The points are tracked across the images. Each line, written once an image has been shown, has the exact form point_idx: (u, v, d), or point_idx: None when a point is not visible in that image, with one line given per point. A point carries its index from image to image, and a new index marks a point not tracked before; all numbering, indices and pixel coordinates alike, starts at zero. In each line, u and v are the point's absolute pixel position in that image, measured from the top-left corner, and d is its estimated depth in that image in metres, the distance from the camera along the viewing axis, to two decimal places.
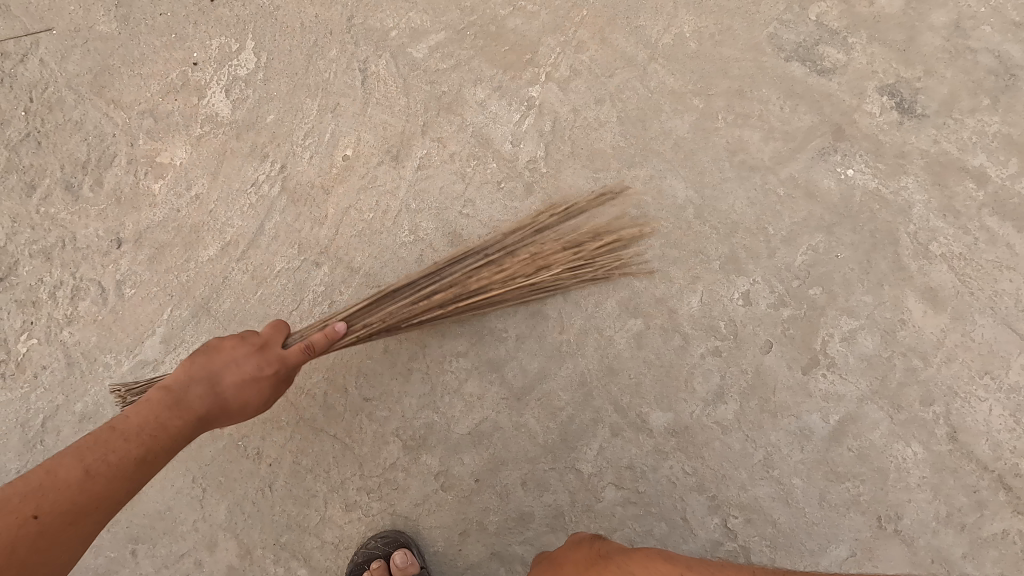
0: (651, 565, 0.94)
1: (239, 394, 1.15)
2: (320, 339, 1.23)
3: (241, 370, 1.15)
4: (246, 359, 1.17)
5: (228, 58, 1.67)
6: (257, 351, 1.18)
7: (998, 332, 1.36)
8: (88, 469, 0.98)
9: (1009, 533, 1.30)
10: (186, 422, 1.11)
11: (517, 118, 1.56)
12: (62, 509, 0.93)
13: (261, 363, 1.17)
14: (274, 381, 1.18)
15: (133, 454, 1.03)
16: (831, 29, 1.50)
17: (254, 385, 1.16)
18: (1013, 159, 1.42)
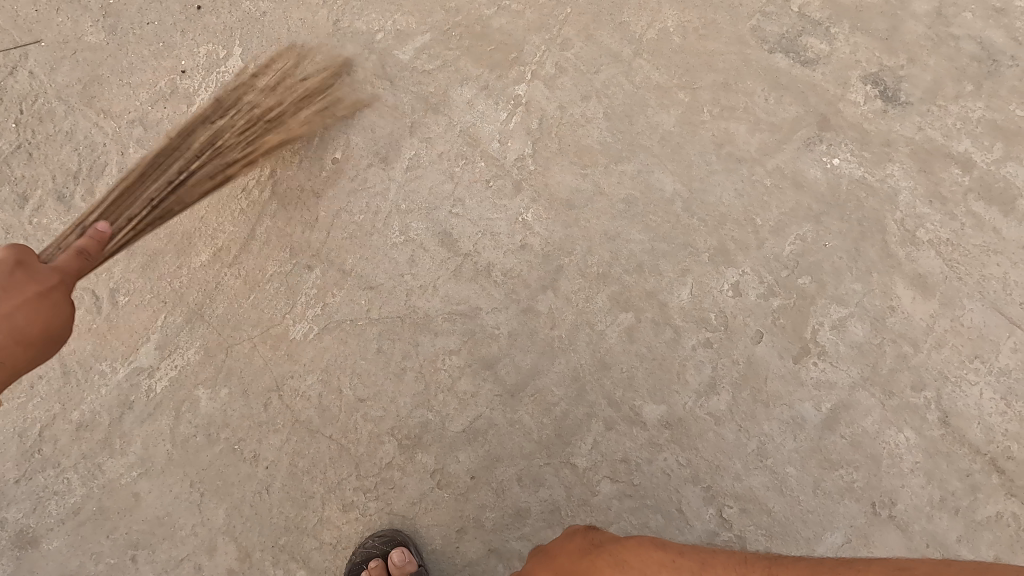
0: (644, 552, 0.93)
1: (33, 318, 0.97)
2: (91, 244, 1.19)
3: (23, 293, 0.97)
4: (23, 281, 0.99)
5: (216, 65, 1.68)
6: (23, 270, 1.00)
7: (987, 317, 1.37)
8: None
9: (1003, 515, 1.30)
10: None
11: (504, 117, 1.57)
12: None
13: (38, 279, 1.01)
14: (63, 301, 1.03)
15: None
16: (814, 19, 1.51)
17: (49, 309, 0.99)
18: (997, 144, 1.43)
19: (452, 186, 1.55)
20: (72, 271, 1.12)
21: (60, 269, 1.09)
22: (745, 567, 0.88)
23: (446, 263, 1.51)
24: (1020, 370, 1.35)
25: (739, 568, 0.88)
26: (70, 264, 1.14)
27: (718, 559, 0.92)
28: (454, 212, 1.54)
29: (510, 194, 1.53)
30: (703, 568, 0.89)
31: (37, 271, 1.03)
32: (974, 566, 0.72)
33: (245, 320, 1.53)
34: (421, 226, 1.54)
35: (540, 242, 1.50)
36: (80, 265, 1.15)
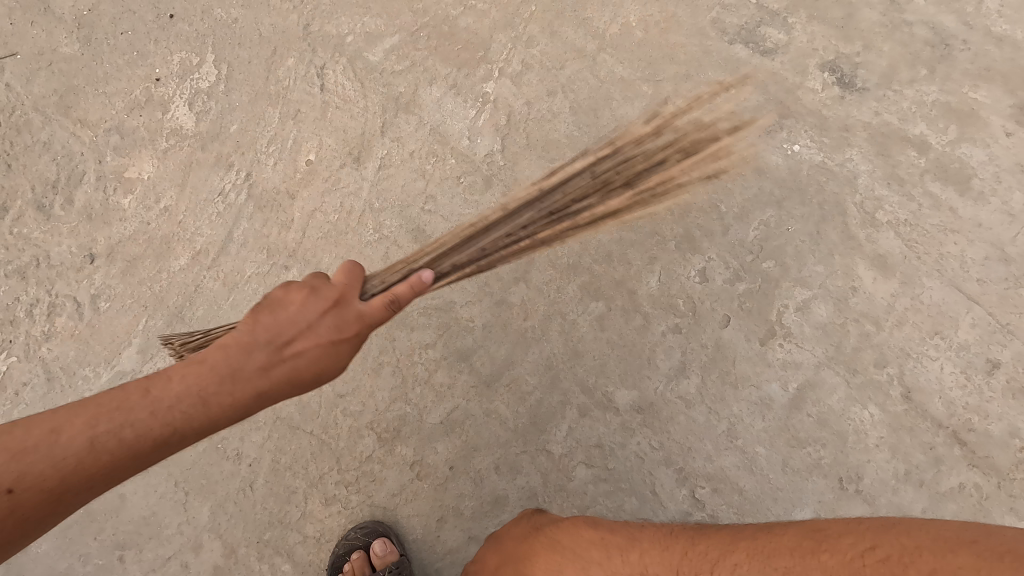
0: (578, 532, 1.00)
1: (314, 364, 0.89)
2: (406, 292, 0.98)
3: (315, 336, 0.89)
4: (325, 325, 0.90)
5: (190, 72, 1.71)
6: (336, 312, 0.92)
7: (946, 294, 1.41)
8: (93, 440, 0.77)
9: (966, 486, 1.34)
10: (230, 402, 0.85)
11: (473, 114, 1.60)
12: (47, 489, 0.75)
13: (340, 328, 0.91)
14: (349, 350, 0.93)
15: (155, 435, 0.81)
16: (772, 10, 1.55)
17: (335, 353, 0.91)
18: (951, 126, 1.47)
19: (423, 184, 1.59)
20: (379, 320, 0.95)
21: (378, 307, 0.95)
22: (670, 538, 0.94)
23: None
24: (978, 345, 1.38)
25: (665, 540, 0.94)
26: (403, 295, 0.98)
27: (646, 532, 0.98)
28: (426, 209, 1.57)
29: (481, 189, 1.57)
30: (630, 542, 0.95)
31: (346, 314, 0.93)
32: (876, 524, 0.79)
33: (225, 319, 1.58)
34: (394, 223, 1.58)
35: None
36: (386, 317, 0.96)
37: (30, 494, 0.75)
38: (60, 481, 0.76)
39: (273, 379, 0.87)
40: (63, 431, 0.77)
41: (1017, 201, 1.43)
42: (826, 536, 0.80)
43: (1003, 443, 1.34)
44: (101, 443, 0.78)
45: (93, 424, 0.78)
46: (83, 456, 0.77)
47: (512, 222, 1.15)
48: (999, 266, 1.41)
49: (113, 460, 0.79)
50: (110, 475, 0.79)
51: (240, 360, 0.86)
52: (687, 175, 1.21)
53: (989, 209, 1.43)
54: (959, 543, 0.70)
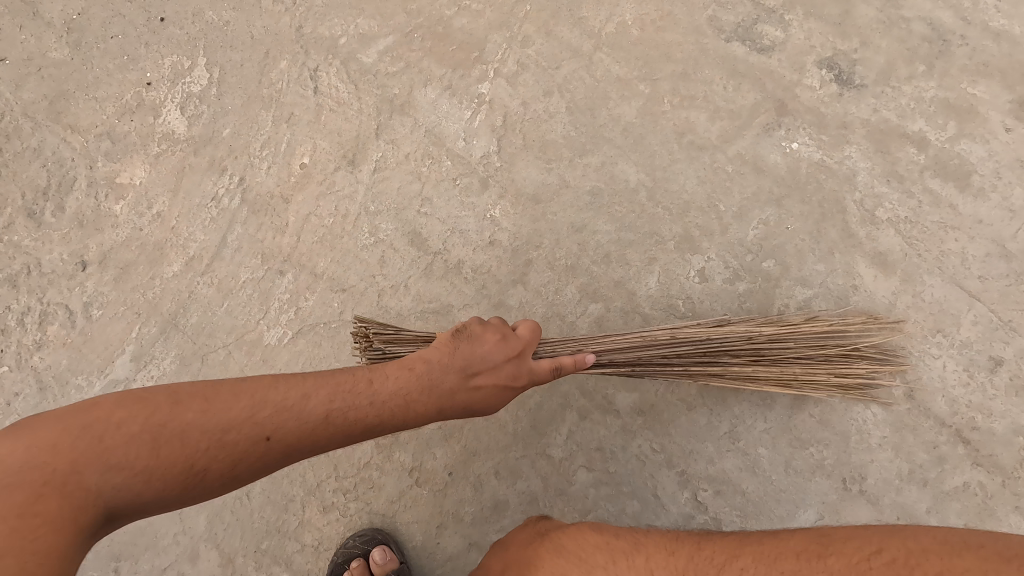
0: (580, 535, 0.97)
1: (487, 397, 0.99)
2: (570, 363, 1.12)
3: (497, 374, 1.00)
4: (503, 365, 1.01)
5: (181, 75, 1.69)
6: (513, 360, 1.02)
7: (947, 291, 1.40)
8: (328, 414, 0.87)
9: (970, 485, 1.33)
10: (402, 420, 0.94)
11: (468, 115, 1.59)
12: (291, 443, 0.84)
13: (516, 372, 1.02)
14: (512, 392, 1.04)
15: (365, 421, 0.90)
16: (769, 7, 1.54)
17: (503, 393, 1.01)
18: (950, 122, 1.46)
19: (419, 186, 1.57)
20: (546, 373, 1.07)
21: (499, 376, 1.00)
22: (675, 543, 0.91)
23: (416, 262, 1.53)
24: (980, 342, 1.37)
25: (670, 545, 0.91)
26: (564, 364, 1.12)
27: (651, 536, 0.95)
28: (422, 211, 1.56)
29: (477, 191, 1.55)
30: (634, 546, 0.91)
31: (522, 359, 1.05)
32: (884, 530, 0.79)
33: (220, 326, 1.57)
34: (390, 226, 1.56)
35: (508, 238, 1.52)
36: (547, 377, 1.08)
37: (222, 456, 0.80)
38: (252, 453, 0.82)
39: (456, 401, 0.97)
40: (262, 408, 0.83)
41: (1017, 197, 1.42)
42: (831, 539, 0.80)
43: (1007, 441, 1.33)
44: (293, 427, 0.84)
45: (292, 404, 0.85)
46: (274, 435, 0.83)
47: (673, 348, 1.28)
48: (1000, 262, 1.40)
49: (296, 446, 0.85)
50: (281, 458, 0.85)
51: (436, 381, 0.95)
52: (885, 372, 1.36)
53: (989, 205, 1.42)
54: (967, 546, 0.70)
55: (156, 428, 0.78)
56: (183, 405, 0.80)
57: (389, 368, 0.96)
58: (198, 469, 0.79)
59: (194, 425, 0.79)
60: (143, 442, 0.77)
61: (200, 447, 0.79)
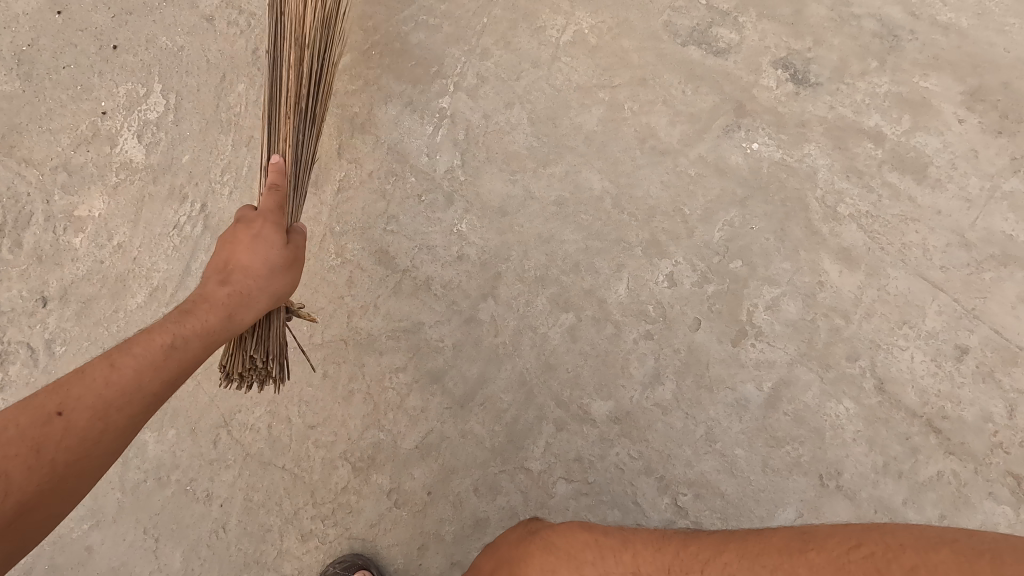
0: (571, 532, 0.95)
1: (254, 257, 1.07)
2: (278, 172, 1.15)
3: (244, 241, 1.08)
4: (241, 232, 1.10)
5: (137, 103, 1.67)
6: (242, 224, 1.11)
7: (912, 283, 1.41)
8: (113, 362, 0.88)
9: (943, 474, 1.34)
10: (198, 320, 0.97)
11: (430, 130, 1.58)
12: (91, 405, 0.83)
13: (251, 224, 1.11)
14: (278, 233, 1.11)
15: (160, 342, 0.92)
16: (722, 10, 1.55)
17: (265, 242, 1.09)
18: (905, 116, 1.48)
19: (384, 204, 1.55)
20: (276, 204, 1.13)
21: (264, 218, 1.11)
22: (663, 540, 0.92)
23: (385, 281, 1.51)
24: (946, 331, 1.39)
25: (659, 542, 0.91)
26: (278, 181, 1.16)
27: (640, 535, 0.95)
28: (389, 229, 1.54)
29: (443, 206, 1.54)
30: (623, 543, 0.91)
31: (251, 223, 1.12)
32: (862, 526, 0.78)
33: None
34: (357, 246, 1.54)
35: (476, 252, 1.51)
36: (280, 196, 1.14)
37: (14, 453, 0.77)
38: (50, 431, 0.80)
39: (233, 280, 1.04)
40: (32, 400, 0.83)
41: (973, 187, 1.44)
42: (815, 535, 0.78)
43: (977, 428, 1.35)
44: (78, 391, 0.84)
45: (70, 381, 0.85)
46: (61, 407, 0.82)
47: (282, 62, 1.26)
48: (961, 252, 1.42)
49: (95, 400, 0.84)
50: (93, 418, 0.83)
51: (200, 293, 1.03)
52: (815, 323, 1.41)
53: (947, 195, 1.44)
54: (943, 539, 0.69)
55: None
56: None
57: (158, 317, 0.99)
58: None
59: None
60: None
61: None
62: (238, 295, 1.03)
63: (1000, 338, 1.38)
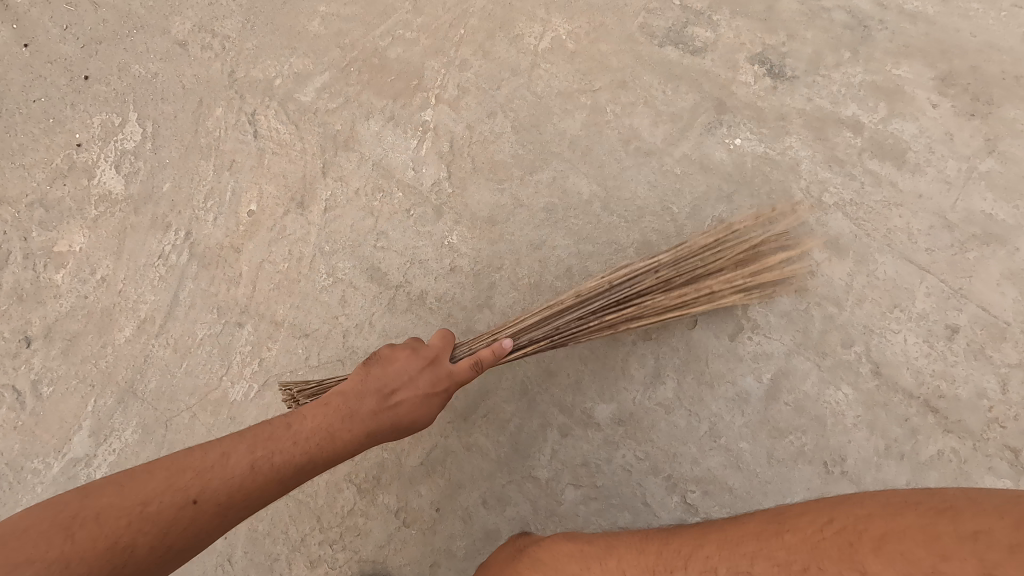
0: (556, 547, 0.99)
1: (410, 411, 1.13)
2: (487, 353, 1.22)
3: (413, 387, 1.13)
4: (417, 374, 1.14)
5: (113, 133, 1.64)
6: (423, 364, 1.16)
7: (899, 267, 1.44)
8: (254, 466, 0.99)
9: (944, 453, 1.36)
10: (333, 450, 1.07)
11: (415, 144, 1.58)
12: (219, 501, 0.96)
13: (431, 379, 1.15)
14: (440, 396, 1.16)
15: (295, 459, 1.03)
16: (696, 9, 1.58)
17: (429, 401, 1.15)
18: (881, 104, 1.51)
19: (373, 221, 1.54)
20: (466, 375, 1.19)
21: (439, 381, 1.16)
22: (644, 542, 0.93)
23: (379, 298, 1.50)
24: (936, 312, 1.41)
25: (642, 544, 0.93)
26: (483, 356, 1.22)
27: (625, 539, 0.97)
28: (378, 246, 1.53)
29: (432, 219, 1.53)
30: (606, 550, 0.94)
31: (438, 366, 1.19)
32: (831, 502, 0.78)
33: (181, 388, 1.50)
34: (348, 264, 1.53)
35: (468, 263, 1.50)
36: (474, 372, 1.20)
37: (147, 528, 0.90)
38: (180, 516, 0.93)
39: (382, 422, 1.11)
40: (182, 476, 0.95)
41: (951, 169, 1.47)
42: (787, 519, 0.79)
43: (972, 406, 1.37)
44: (218, 485, 0.96)
45: (216, 466, 0.97)
46: (197, 495, 0.94)
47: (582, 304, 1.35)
48: (944, 233, 1.45)
49: (223, 500, 0.96)
50: (216, 515, 0.95)
51: (351, 410, 1.10)
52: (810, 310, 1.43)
53: (927, 179, 1.47)
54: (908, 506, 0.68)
55: (70, 518, 0.88)
56: (97, 494, 0.91)
57: (309, 410, 1.10)
58: (124, 544, 0.88)
59: (113, 508, 0.89)
60: (62, 536, 0.85)
61: (123, 524, 0.89)
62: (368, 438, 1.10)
63: (987, 315, 1.40)
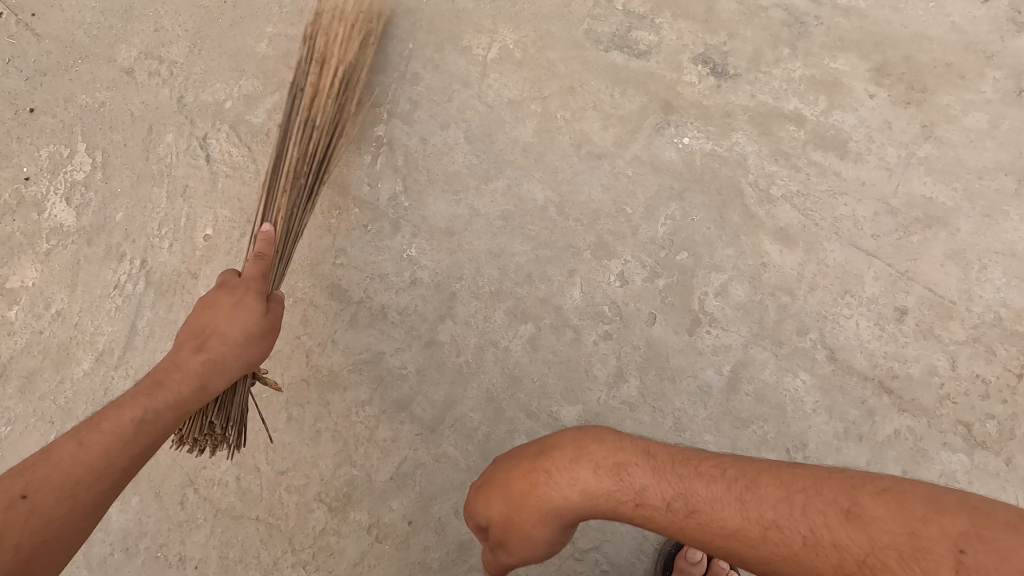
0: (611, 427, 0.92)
1: (230, 327, 1.08)
2: (264, 244, 1.22)
3: (220, 307, 1.10)
4: (221, 297, 1.12)
5: (61, 165, 1.61)
6: (220, 288, 1.14)
7: (848, 254, 1.48)
8: (80, 441, 0.93)
9: (900, 431, 1.40)
10: (170, 394, 1.01)
11: (369, 160, 1.57)
12: (55, 485, 0.89)
13: (232, 290, 1.13)
14: (255, 299, 1.13)
15: (127, 417, 0.96)
16: (639, 13, 1.61)
17: (246, 311, 1.11)
18: (821, 97, 1.56)
19: (331, 239, 1.53)
20: (261, 272, 1.18)
21: (241, 292, 1.14)
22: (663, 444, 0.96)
23: (340, 315, 1.50)
24: (885, 295, 1.46)
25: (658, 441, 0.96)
26: (264, 247, 1.22)
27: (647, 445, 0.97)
28: (338, 263, 1.53)
29: (390, 233, 1.54)
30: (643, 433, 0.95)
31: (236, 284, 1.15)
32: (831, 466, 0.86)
33: None
34: (308, 284, 1.52)
35: (428, 275, 1.51)
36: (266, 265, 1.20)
37: None
38: (11, 518, 0.85)
39: (208, 350, 1.06)
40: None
41: (891, 156, 1.52)
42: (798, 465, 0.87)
43: (925, 383, 1.41)
44: (42, 474, 0.89)
45: (35, 461, 0.90)
46: (24, 491, 0.87)
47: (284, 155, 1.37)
48: (888, 219, 1.49)
49: (61, 483, 0.89)
50: (61, 500, 0.89)
51: (172, 360, 1.06)
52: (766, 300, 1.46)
53: (869, 167, 1.52)
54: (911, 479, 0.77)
55: None
56: None
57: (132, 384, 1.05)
58: None
59: None
60: None
61: None
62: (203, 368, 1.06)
63: (933, 295, 1.45)
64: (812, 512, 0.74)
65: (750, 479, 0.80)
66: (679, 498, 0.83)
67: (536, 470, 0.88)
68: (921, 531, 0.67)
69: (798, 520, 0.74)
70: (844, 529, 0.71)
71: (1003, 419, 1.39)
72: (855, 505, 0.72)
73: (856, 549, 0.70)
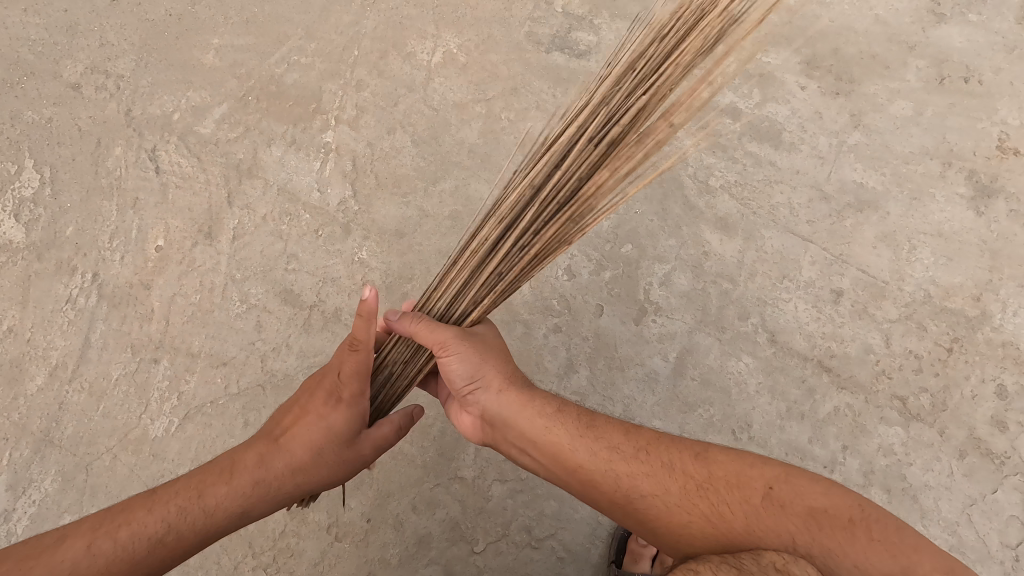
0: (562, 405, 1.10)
1: (303, 443, 1.00)
2: (360, 326, 0.97)
3: (305, 409, 1.03)
4: (311, 397, 1.03)
5: (9, 181, 1.61)
6: (313, 383, 1.06)
7: (784, 240, 1.53)
8: (92, 544, 0.85)
9: (841, 408, 1.45)
10: (206, 514, 0.92)
11: (318, 165, 1.61)
12: None
13: (326, 394, 1.03)
14: (338, 419, 1.02)
15: (155, 532, 0.88)
16: (577, 16, 1.67)
17: (324, 429, 1.02)
18: (754, 91, 1.62)
19: (282, 245, 1.56)
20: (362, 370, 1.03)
21: (330, 394, 1.03)
22: None
23: (294, 319, 1.52)
24: (821, 278, 1.51)
25: None
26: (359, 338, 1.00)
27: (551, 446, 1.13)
28: (290, 268, 1.55)
29: (341, 237, 1.56)
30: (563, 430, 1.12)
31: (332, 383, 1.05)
32: None
33: (100, 431, 1.47)
34: (261, 290, 1.54)
35: (380, 276, 1.54)
36: (360, 367, 1.01)
37: None
38: None
39: (276, 462, 0.99)
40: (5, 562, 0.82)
41: (823, 144, 1.59)
42: None
43: (861, 361, 1.47)
44: (40, 571, 0.81)
45: (48, 548, 0.84)
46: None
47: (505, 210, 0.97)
48: (822, 204, 1.55)
49: None
50: None
51: (235, 459, 0.98)
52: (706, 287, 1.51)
53: (802, 156, 1.58)
54: None
55: None
56: None
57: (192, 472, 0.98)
58: None
59: None
60: None
61: None
62: (267, 486, 0.99)
63: (867, 276, 1.51)
64: (672, 451, 0.94)
65: (635, 424, 1.00)
66: (585, 417, 1.01)
67: (504, 356, 1.08)
68: (748, 471, 0.88)
69: (665, 460, 0.93)
70: (693, 463, 0.92)
71: (935, 392, 1.45)
72: (705, 450, 0.93)
73: (698, 476, 0.90)
